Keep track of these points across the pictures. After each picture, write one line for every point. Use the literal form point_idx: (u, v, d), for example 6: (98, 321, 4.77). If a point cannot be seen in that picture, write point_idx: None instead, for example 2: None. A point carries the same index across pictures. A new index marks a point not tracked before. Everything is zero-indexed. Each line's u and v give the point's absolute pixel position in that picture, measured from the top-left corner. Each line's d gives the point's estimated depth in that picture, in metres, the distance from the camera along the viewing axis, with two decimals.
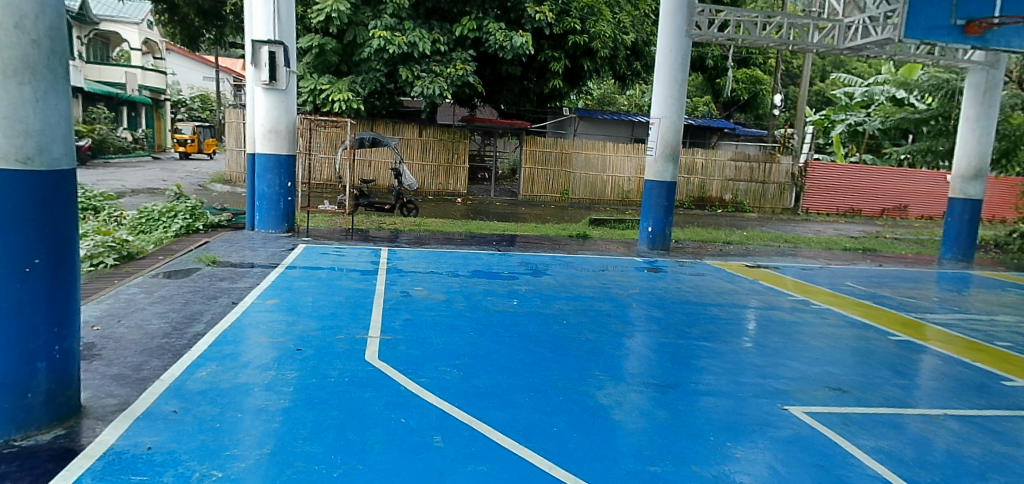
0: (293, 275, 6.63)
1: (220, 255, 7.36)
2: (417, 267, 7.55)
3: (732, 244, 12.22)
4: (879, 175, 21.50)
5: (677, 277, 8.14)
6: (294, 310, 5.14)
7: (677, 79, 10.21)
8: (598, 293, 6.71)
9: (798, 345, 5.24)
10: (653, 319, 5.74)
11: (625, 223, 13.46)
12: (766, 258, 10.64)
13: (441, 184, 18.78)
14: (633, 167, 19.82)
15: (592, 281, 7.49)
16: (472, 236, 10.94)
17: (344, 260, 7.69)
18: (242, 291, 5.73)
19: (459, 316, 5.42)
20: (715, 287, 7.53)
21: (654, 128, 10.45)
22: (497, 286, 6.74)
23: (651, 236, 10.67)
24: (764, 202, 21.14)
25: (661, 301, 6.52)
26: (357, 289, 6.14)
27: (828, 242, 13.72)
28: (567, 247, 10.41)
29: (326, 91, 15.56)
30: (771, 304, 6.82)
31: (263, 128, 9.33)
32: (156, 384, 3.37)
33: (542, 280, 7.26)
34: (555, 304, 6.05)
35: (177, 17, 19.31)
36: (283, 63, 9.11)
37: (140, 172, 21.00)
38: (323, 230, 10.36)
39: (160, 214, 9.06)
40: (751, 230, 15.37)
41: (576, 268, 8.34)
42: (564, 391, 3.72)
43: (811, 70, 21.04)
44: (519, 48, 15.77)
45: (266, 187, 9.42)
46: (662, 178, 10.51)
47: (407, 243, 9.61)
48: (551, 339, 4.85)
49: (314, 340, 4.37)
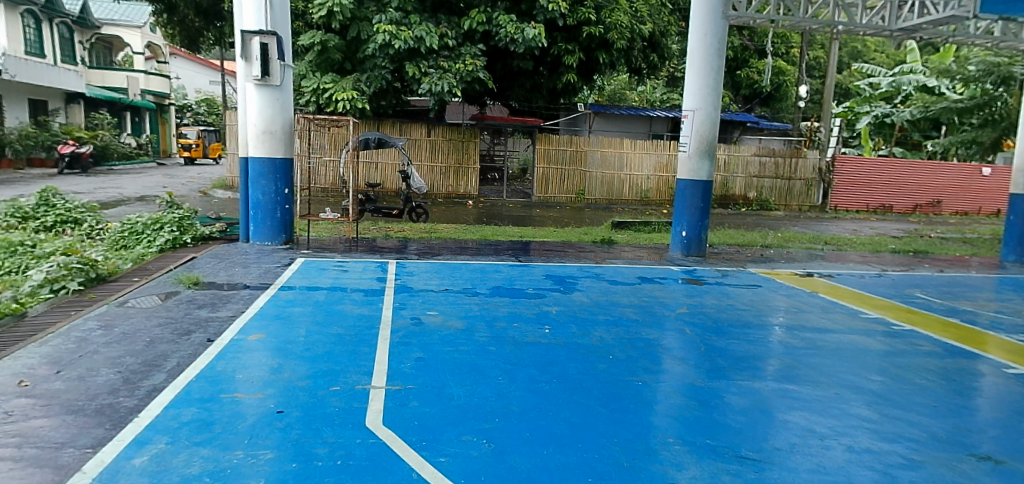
0: (285, 298, 5.71)
1: (204, 275, 6.44)
2: (430, 285, 6.59)
3: (770, 248, 11.16)
4: (911, 169, 20.34)
5: (724, 290, 7.14)
6: (285, 348, 4.25)
7: (714, 67, 9.18)
8: (642, 315, 5.75)
9: (904, 388, 4.25)
10: (715, 352, 4.80)
11: (651, 226, 12.44)
12: (814, 264, 9.57)
13: (451, 187, 17.84)
14: (653, 165, 18.79)
15: (633, 298, 6.52)
16: (487, 244, 9.97)
17: (346, 277, 6.76)
18: (223, 323, 4.81)
19: (481, 352, 4.48)
20: (774, 305, 6.54)
21: (687, 122, 9.43)
22: (523, 308, 5.80)
23: (686, 241, 9.66)
24: (790, 199, 20.12)
25: (716, 325, 5.59)
26: (361, 317, 5.21)
27: (872, 243, 12.65)
28: (594, 254, 9.45)
29: (330, 90, 14.66)
30: (842, 326, 5.85)
31: (256, 129, 8.41)
32: (74, 480, 2.48)
33: (573, 299, 6.31)
34: (594, 332, 5.12)
35: (176, 17, 18.47)
36: (278, 57, 8.19)
37: (141, 179, 20.20)
38: (325, 240, 9.44)
39: (145, 226, 8.17)
40: (785, 231, 14.28)
41: (610, 281, 7.34)
42: (633, 476, 2.77)
43: (838, 58, 19.86)
44: (532, 41, 14.72)
45: (261, 194, 8.52)
46: (697, 177, 9.48)
47: (417, 254, 8.67)
48: (600, 386, 3.94)
49: (302, 395, 3.44)
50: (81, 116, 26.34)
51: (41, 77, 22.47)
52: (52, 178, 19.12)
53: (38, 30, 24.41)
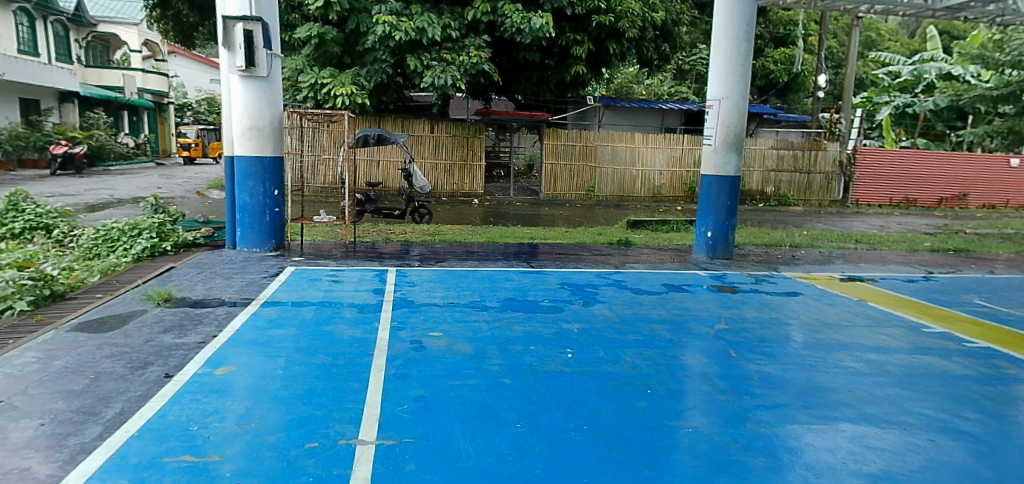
0: (268, 318, 4.97)
1: (178, 289, 5.72)
2: (433, 298, 5.85)
3: (799, 248, 10.36)
4: (935, 160, 19.43)
5: (762, 300, 6.37)
6: (256, 386, 3.53)
7: (742, 51, 8.39)
8: (676, 334, 4.99)
9: (1010, 431, 3.50)
10: (771, 382, 4.03)
11: (669, 224, 11.67)
12: (852, 267, 8.75)
13: (456, 185, 17.10)
14: (665, 160, 17.99)
15: (663, 310, 5.76)
16: (495, 247, 9.23)
17: (339, 289, 6.05)
18: (188, 351, 4.08)
19: (494, 387, 3.73)
20: (821, 317, 5.78)
21: (712, 112, 8.65)
22: (539, 326, 5.05)
23: (712, 242, 8.90)
24: (809, 194, 19.36)
25: (763, 345, 4.84)
26: (353, 341, 4.46)
27: (906, 241, 11.80)
28: (612, 258, 8.68)
29: (328, 85, 13.93)
30: (908, 344, 5.07)
31: (242, 125, 7.68)
32: None
33: (596, 313, 5.56)
34: (624, 356, 4.36)
35: (170, 12, 17.73)
36: (263, 44, 7.45)
37: (136, 179, 19.54)
38: (320, 245, 8.70)
39: (121, 233, 7.48)
40: (808, 229, 13.50)
41: (633, 291, 6.58)
42: None
43: (859, 47, 18.91)
44: (540, 30, 13.95)
45: (248, 196, 7.81)
46: (724, 172, 8.69)
47: (419, 260, 7.93)
48: (642, 434, 3.19)
49: (269, 458, 2.73)
50: (76, 116, 25.68)
51: (34, 76, 21.85)
52: (45, 180, 18.49)
53: (31, 28, 23.79)
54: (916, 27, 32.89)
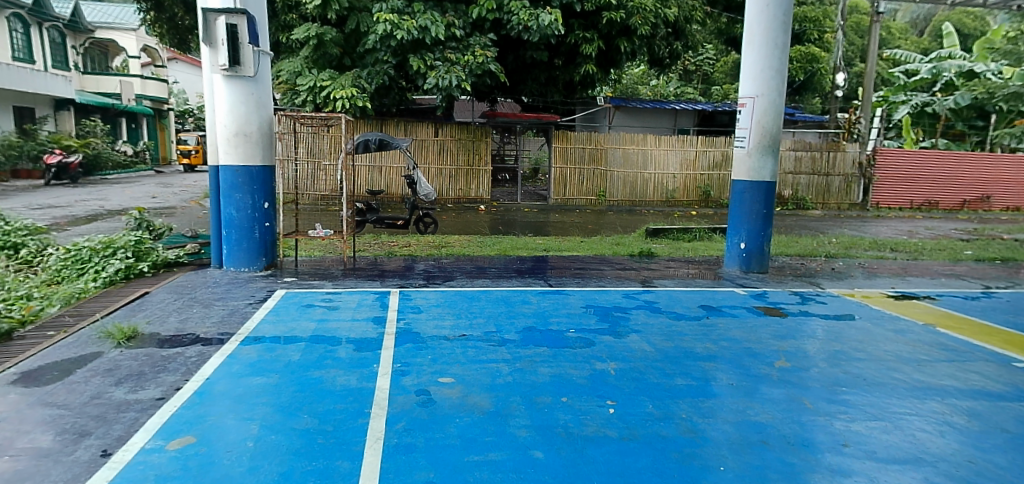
0: (248, 360, 4.20)
1: (147, 323, 4.94)
2: (441, 329, 5.05)
3: (836, 258, 9.55)
4: (959, 160, 18.55)
5: (819, 328, 5.55)
6: (217, 469, 2.76)
7: (779, 44, 7.58)
8: (733, 378, 4.18)
9: None
10: (867, 451, 3.23)
11: (691, 232, 10.89)
12: (902, 282, 7.91)
13: (462, 191, 16.33)
14: (679, 162, 17.18)
15: (710, 342, 4.96)
16: (507, 262, 8.44)
17: (334, 319, 5.27)
18: (140, 414, 3.32)
19: (522, 463, 2.92)
20: (896, 351, 4.95)
21: (745, 111, 7.86)
22: (569, 367, 4.24)
23: (746, 256, 8.11)
24: (829, 197, 18.53)
25: (840, 391, 4.04)
26: (348, 393, 3.67)
27: (946, 249, 10.95)
28: (638, 274, 7.88)
29: (327, 88, 13.19)
30: (1009, 386, 4.25)
31: (226, 130, 6.90)
32: None
33: (633, 346, 4.76)
34: (677, 413, 3.57)
35: (165, 15, 17.01)
36: (249, 40, 6.68)
37: (132, 189, 18.79)
38: (316, 262, 7.92)
39: (93, 254, 6.73)
40: (837, 235, 12.68)
41: (669, 315, 5.78)
42: None
43: (878, 43, 17.84)
44: (548, 28, 13.16)
45: (235, 210, 7.04)
46: (759, 177, 7.88)
47: (425, 279, 7.13)
48: None
49: None
50: (71, 123, 25.02)
51: (28, 83, 21.06)
52: (37, 189, 17.77)
53: (26, 35, 23.07)
54: (926, 24, 31.98)
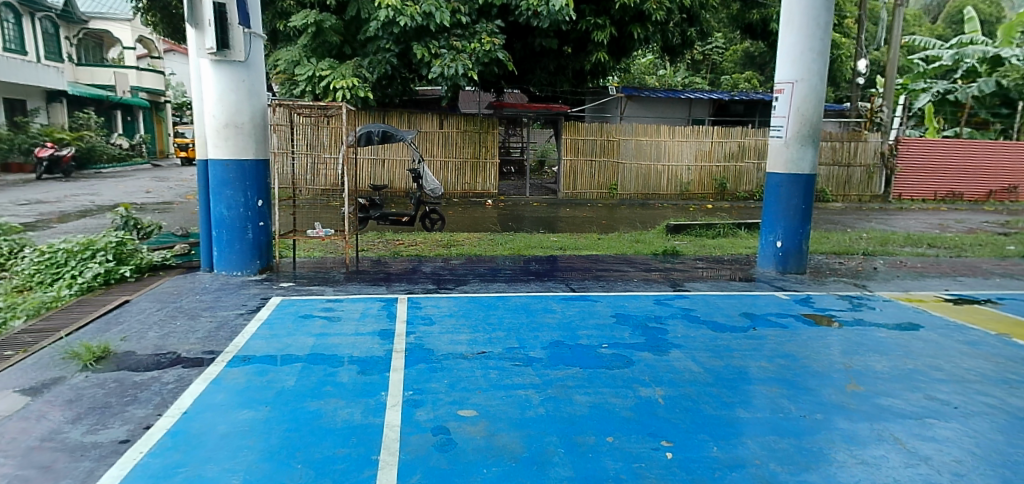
0: (235, 387, 3.58)
1: (121, 339, 4.34)
2: (457, 346, 4.43)
3: (874, 256, 8.89)
4: (986, 150, 17.80)
5: (883, 341, 4.89)
6: None
7: (822, 23, 6.91)
8: (805, 409, 3.54)
9: None
10: None
11: (715, 228, 10.24)
12: (956, 283, 7.24)
13: (468, 184, 15.71)
14: (693, 153, 16.46)
15: (765, 361, 4.32)
16: (522, 263, 7.81)
17: (335, 332, 4.66)
18: (97, 464, 2.71)
19: None
20: (981, 369, 4.28)
21: (783, 98, 7.20)
22: (610, 395, 3.61)
23: (782, 255, 7.47)
24: (849, 189, 17.82)
25: (932, 423, 3.40)
26: (351, 432, 3.06)
27: (987, 245, 10.28)
28: (666, 275, 7.24)
29: (327, 78, 12.51)
30: None
31: (215, 121, 6.28)
32: None
33: (678, 366, 4.14)
34: (749, 458, 2.95)
35: (156, 2, 16.33)
36: (239, 21, 6.06)
37: (126, 183, 18.21)
38: (317, 264, 7.30)
39: (70, 257, 6.12)
40: (866, 230, 12.00)
41: (711, 326, 5.14)
42: None
43: (899, 27, 16.89)
44: (558, 13, 12.40)
45: (225, 208, 6.43)
46: (798, 169, 7.23)
47: (436, 283, 6.51)
48: None
49: None
50: (65, 116, 24.43)
51: (17, 74, 20.41)
52: (27, 184, 17.20)
53: (17, 25, 22.44)
54: (940, 11, 31.14)
